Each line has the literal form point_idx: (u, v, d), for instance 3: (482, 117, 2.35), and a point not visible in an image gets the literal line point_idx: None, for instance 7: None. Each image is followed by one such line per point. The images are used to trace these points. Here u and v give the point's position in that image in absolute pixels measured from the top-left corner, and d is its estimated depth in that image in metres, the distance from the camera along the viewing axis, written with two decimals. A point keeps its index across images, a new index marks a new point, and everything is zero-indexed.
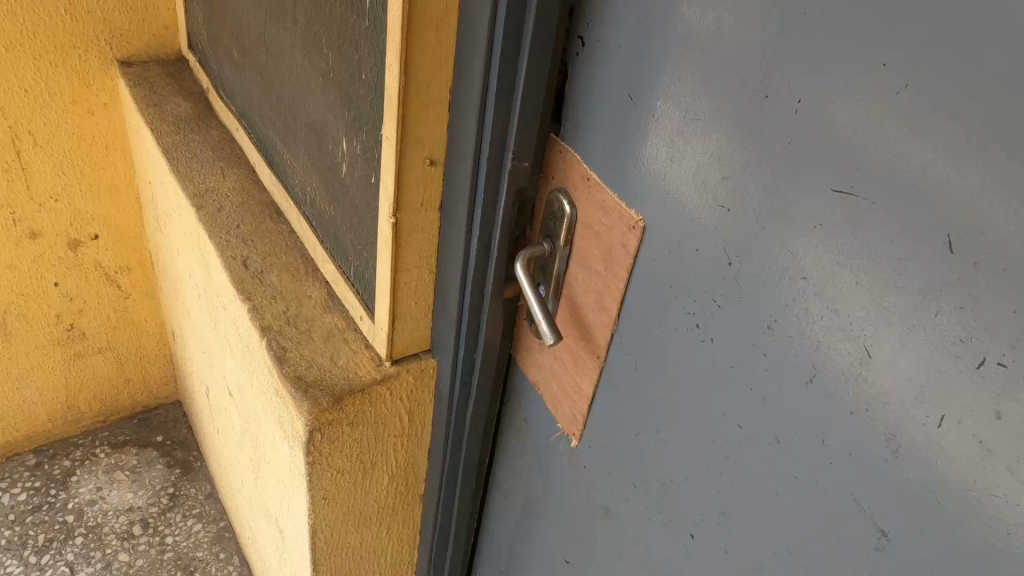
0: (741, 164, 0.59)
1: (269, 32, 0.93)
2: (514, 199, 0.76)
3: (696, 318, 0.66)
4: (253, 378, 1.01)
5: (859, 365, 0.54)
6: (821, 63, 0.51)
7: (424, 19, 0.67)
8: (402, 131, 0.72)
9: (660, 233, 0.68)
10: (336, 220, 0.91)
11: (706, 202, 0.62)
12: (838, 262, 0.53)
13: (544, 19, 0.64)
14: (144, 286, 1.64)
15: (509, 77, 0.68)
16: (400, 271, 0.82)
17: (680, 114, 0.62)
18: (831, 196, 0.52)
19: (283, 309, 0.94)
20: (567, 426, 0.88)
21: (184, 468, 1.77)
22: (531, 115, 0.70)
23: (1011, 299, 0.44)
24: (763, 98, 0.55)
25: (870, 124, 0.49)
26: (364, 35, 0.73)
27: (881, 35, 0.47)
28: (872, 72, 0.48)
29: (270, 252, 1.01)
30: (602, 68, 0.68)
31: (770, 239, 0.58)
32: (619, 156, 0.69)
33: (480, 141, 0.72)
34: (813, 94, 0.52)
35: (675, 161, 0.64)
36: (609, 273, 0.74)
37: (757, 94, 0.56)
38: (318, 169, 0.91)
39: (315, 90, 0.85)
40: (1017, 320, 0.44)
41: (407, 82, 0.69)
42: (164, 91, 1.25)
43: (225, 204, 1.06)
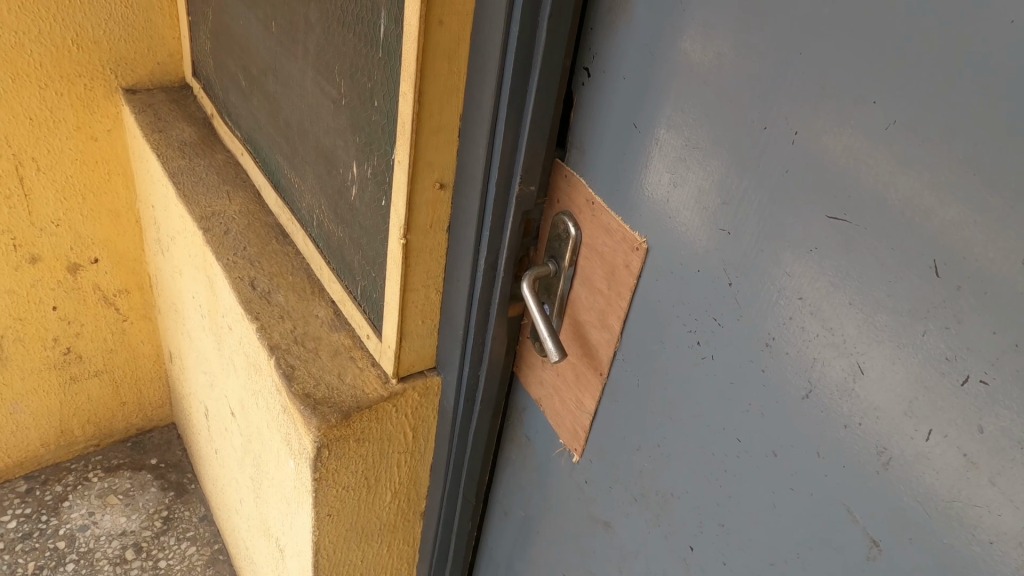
0: (740, 189, 0.62)
1: (280, 61, 0.96)
2: (520, 222, 0.79)
3: (696, 335, 0.70)
4: (259, 396, 1.03)
5: (852, 381, 0.57)
6: (816, 95, 0.55)
7: (439, 50, 0.70)
8: (414, 156, 0.75)
9: (662, 254, 0.71)
10: (343, 241, 0.94)
11: (707, 224, 0.66)
12: (832, 282, 0.57)
13: (552, 52, 0.68)
14: (141, 308, 1.65)
15: (518, 106, 0.71)
16: (408, 291, 0.84)
17: (682, 142, 0.66)
18: (825, 221, 0.56)
19: (291, 328, 0.96)
20: (569, 442, 0.90)
21: (179, 490, 1.78)
22: (537, 142, 0.73)
23: (992, 321, 0.47)
24: (761, 130, 0.59)
25: (862, 153, 0.53)
26: (377, 65, 0.76)
27: (871, 75, 0.51)
28: (863, 108, 0.52)
29: (277, 273, 1.03)
30: (606, 99, 0.72)
31: (768, 260, 0.61)
32: (622, 181, 0.73)
33: (489, 167, 0.75)
34: (809, 125, 0.56)
35: (676, 185, 0.68)
36: (612, 292, 0.77)
37: (755, 125, 0.60)
38: (326, 191, 0.94)
39: (325, 117, 0.88)
40: (996, 341, 0.47)
41: (420, 111, 0.72)
42: (169, 117, 1.28)
43: (232, 227, 1.09)
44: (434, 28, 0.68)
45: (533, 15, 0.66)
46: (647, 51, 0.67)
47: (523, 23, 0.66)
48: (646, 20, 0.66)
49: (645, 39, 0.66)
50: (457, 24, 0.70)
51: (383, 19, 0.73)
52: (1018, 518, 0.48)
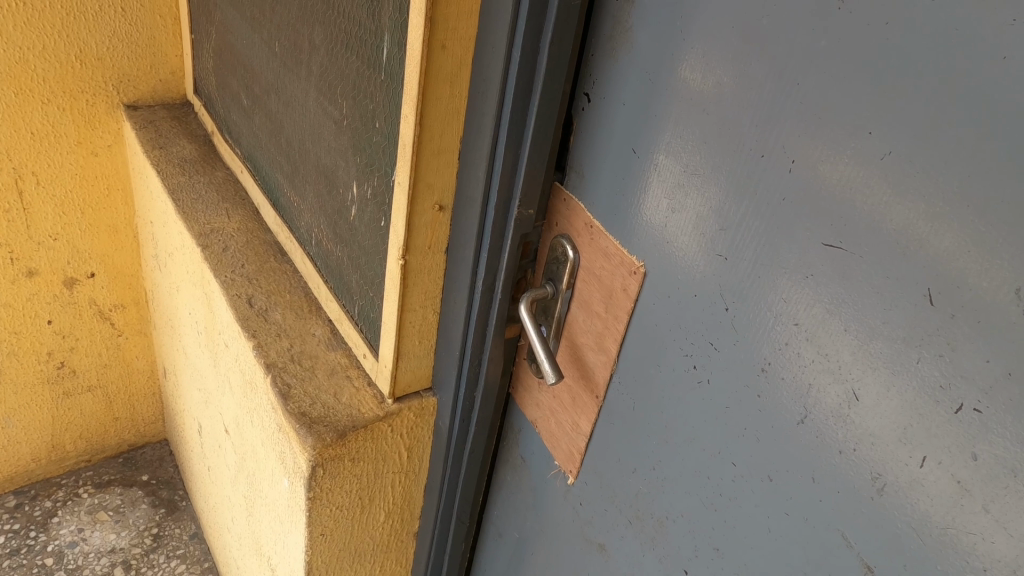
0: (738, 215, 0.63)
1: (282, 81, 0.97)
2: (518, 244, 0.80)
3: (692, 359, 0.70)
4: (254, 414, 1.02)
5: (847, 407, 0.57)
6: (814, 125, 0.56)
7: (440, 74, 0.71)
8: (415, 178, 0.75)
9: (659, 278, 0.72)
10: (341, 260, 0.94)
11: (704, 249, 0.67)
12: (828, 309, 0.57)
13: (554, 78, 0.69)
14: (137, 323, 1.65)
15: (518, 129, 0.72)
16: (406, 311, 0.84)
17: (681, 167, 0.67)
18: (822, 249, 0.57)
19: (287, 346, 0.96)
20: (564, 463, 0.90)
21: (170, 507, 1.76)
22: (537, 165, 0.74)
23: (985, 350, 0.48)
24: (759, 158, 0.60)
25: (858, 182, 0.53)
26: (378, 87, 0.77)
27: (868, 106, 0.52)
28: (859, 138, 0.53)
29: (274, 291, 1.03)
30: (605, 124, 0.73)
31: (765, 286, 0.62)
32: (620, 205, 0.74)
33: (489, 189, 0.76)
34: (806, 154, 0.57)
35: (674, 210, 0.69)
36: (609, 315, 0.78)
37: (753, 153, 0.60)
38: (325, 210, 0.95)
39: (326, 138, 0.89)
40: (990, 369, 0.47)
41: (422, 133, 0.73)
42: (170, 134, 1.28)
43: (230, 244, 1.09)
44: (436, 52, 0.69)
45: (535, 40, 0.67)
46: (647, 78, 0.68)
47: (525, 48, 0.67)
48: (647, 47, 0.67)
49: (646, 66, 0.67)
50: (459, 49, 0.70)
51: (386, 43, 0.74)
52: (1012, 545, 0.48)
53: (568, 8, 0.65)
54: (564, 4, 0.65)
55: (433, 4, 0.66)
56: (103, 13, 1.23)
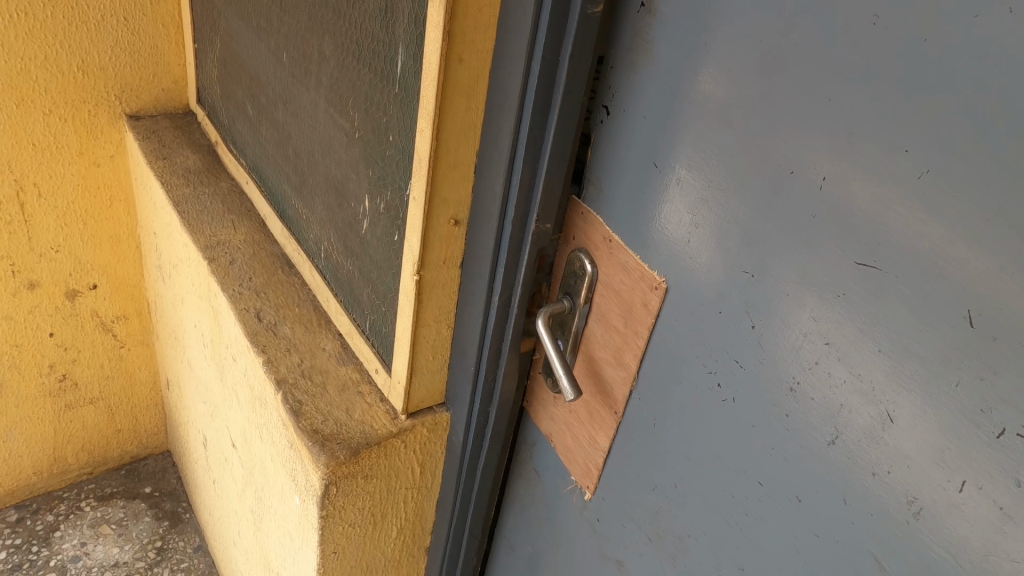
0: (764, 231, 0.62)
1: (290, 92, 0.95)
2: (535, 258, 0.78)
3: (716, 377, 0.69)
4: (264, 430, 1.01)
5: (881, 428, 0.56)
6: (846, 141, 0.54)
7: (458, 87, 0.69)
8: (430, 192, 0.74)
9: (681, 293, 0.70)
10: (352, 274, 0.93)
11: (728, 264, 0.65)
12: (861, 329, 0.56)
13: (573, 90, 0.68)
14: (139, 334, 1.63)
15: (536, 143, 0.71)
16: (420, 326, 0.83)
17: (703, 180, 0.66)
18: (854, 268, 0.56)
19: (298, 361, 0.95)
20: (580, 479, 0.89)
21: (173, 519, 1.75)
22: (555, 178, 0.73)
23: None
24: (788, 174, 0.59)
25: (892, 201, 0.52)
26: (392, 100, 0.75)
27: (904, 123, 0.50)
28: (894, 155, 0.51)
29: (282, 304, 1.02)
30: (625, 137, 0.72)
31: (793, 304, 0.61)
32: (640, 220, 0.73)
33: (506, 203, 0.74)
34: (837, 171, 0.55)
35: (696, 224, 0.68)
36: (629, 330, 0.77)
37: (781, 169, 0.59)
38: (334, 223, 0.93)
39: (337, 150, 0.88)
40: None
41: (438, 146, 0.71)
42: (173, 144, 1.26)
43: (237, 256, 1.07)
44: (454, 65, 0.68)
45: (554, 53, 0.66)
46: (669, 91, 0.66)
47: (545, 61, 0.66)
48: (669, 59, 0.66)
49: (667, 78, 0.66)
50: (477, 62, 0.69)
51: (401, 55, 0.72)
52: None
53: (590, 20, 0.64)
54: (585, 15, 0.64)
55: (451, 17, 0.65)
56: (106, 22, 1.22)
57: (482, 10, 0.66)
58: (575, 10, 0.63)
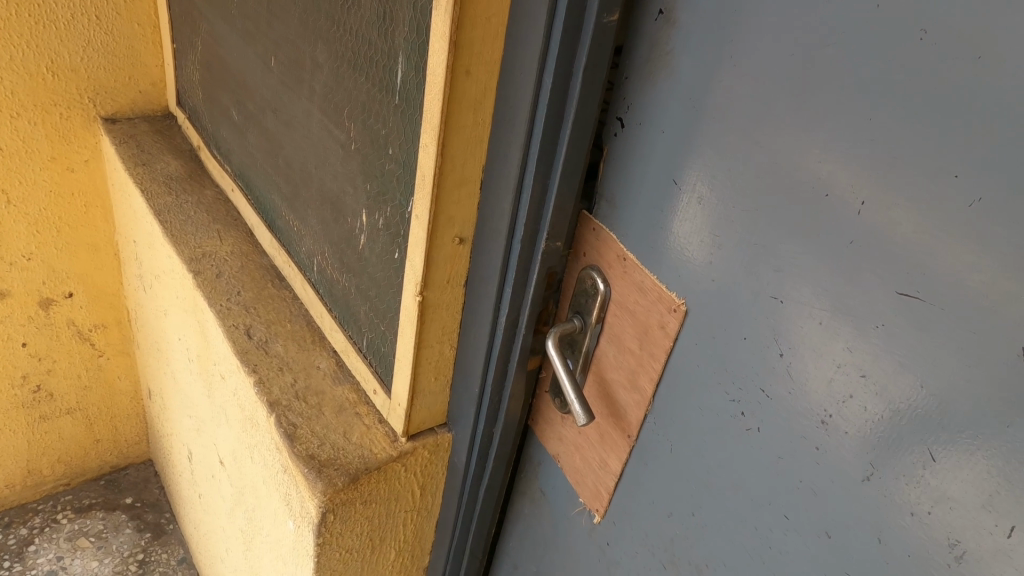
0: (797, 255, 0.58)
1: (281, 99, 0.90)
2: (544, 277, 0.74)
3: (739, 405, 0.66)
4: (255, 451, 0.96)
5: (921, 468, 0.53)
6: (887, 164, 0.51)
7: (463, 101, 0.63)
8: (434, 212, 0.68)
9: (702, 317, 0.67)
10: (348, 290, 0.89)
11: (753, 287, 0.62)
12: (901, 363, 0.53)
13: (587, 102, 0.61)
14: (119, 343, 1.57)
15: (547, 158, 0.65)
16: (423, 347, 0.79)
17: (729, 200, 0.62)
18: (894, 298, 0.53)
19: (291, 382, 0.90)
20: (590, 502, 0.86)
21: (156, 531, 1.70)
22: (566, 196, 0.68)
23: None
24: (824, 197, 0.55)
25: (939, 230, 0.49)
26: (392, 112, 0.70)
27: (955, 148, 0.47)
28: (942, 181, 0.48)
29: (274, 320, 0.97)
30: (642, 152, 0.69)
31: (827, 333, 0.58)
32: (656, 239, 0.70)
33: (515, 222, 0.69)
34: (877, 196, 0.52)
35: (718, 244, 0.64)
36: (644, 352, 0.74)
37: (817, 192, 0.56)
38: (329, 237, 0.89)
39: (333, 162, 0.83)
40: None
41: (443, 164, 0.65)
42: (153, 149, 1.20)
43: (225, 269, 1.02)
44: (460, 78, 0.61)
45: (567, 66, 0.60)
46: (691, 105, 0.63)
47: (558, 75, 0.59)
48: (691, 73, 0.62)
49: (688, 93, 0.63)
50: (484, 73, 0.62)
51: (402, 64, 0.66)
52: None
53: (606, 30, 0.58)
54: (601, 25, 0.57)
55: (458, 27, 0.58)
56: (77, 22, 1.15)
57: (490, 19, 0.60)
58: (590, 20, 0.57)
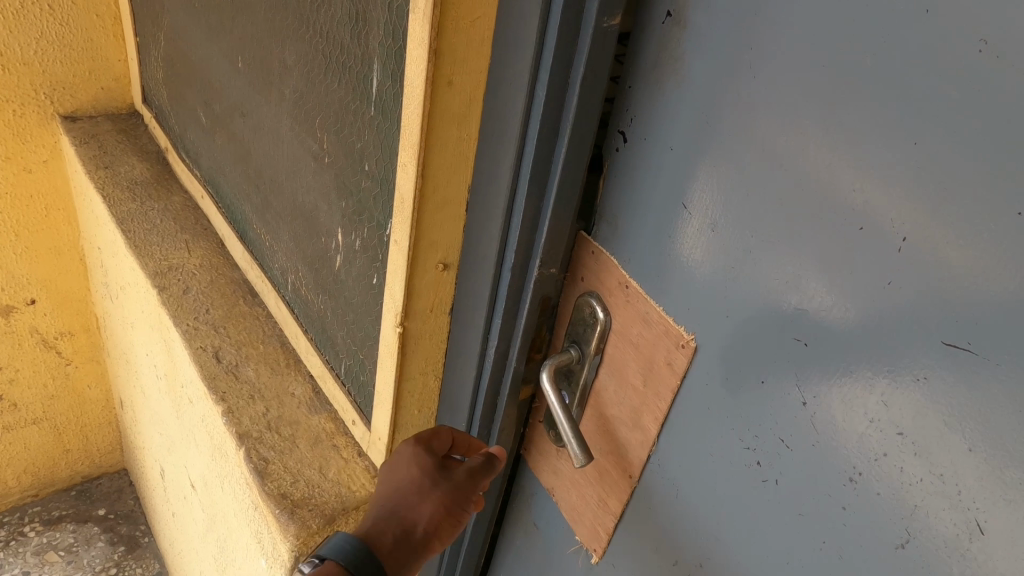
0: (826, 295, 0.50)
1: (249, 103, 0.82)
2: (538, 305, 0.66)
3: (756, 453, 0.59)
4: (226, 482, 0.89)
5: (969, 540, 0.45)
6: (934, 194, 0.42)
7: (445, 116, 0.55)
8: (415, 237, 0.61)
9: (711, 356, 0.60)
10: (324, 312, 0.81)
11: (778, 326, 0.54)
12: (944, 422, 0.45)
13: (585, 116, 0.54)
14: (88, 351, 1.50)
15: (541, 179, 0.57)
16: (404, 380, 0.72)
17: (747, 225, 0.54)
18: (939, 349, 0.44)
19: (263, 411, 0.83)
20: (587, 541, 0.79)
21: (130, 544, 1.64)
22: (562, 221, 0.60)
23: None
24: (857, 231, 0.47)
25: (998, 271, 0.40)
26: (368, 125, 0.62)
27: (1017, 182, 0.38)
28: (1004, 217, 0.39)
29: (244, 341, 0.90)
30: (649, 169, 0.61)
31: (858, 384, 0.50)
32: (665, 267, 0.62)
33: (504, 248, 0.61)
34: (921, 229, 0.43)
35: (733, 271, 0.57)
36: (649, 390, 0.67)
37: (849, 224, 0.47)
38: (303, 254, 0.81)
39: (305, 175, 0.75)
40: None
41: (424, 185, 0.58)
42: (116, 150, 1.12)
43: (192, 284, 0.94)
44: (441, 90, 0.53)
45: (562, 77, 0.52)
46: (703, 116, 0.55)
47: (553, 87, 0.52)
48: (701, 78, 0.54)
49: (698, 100, 0.55)
50: (470, 84, 0.55)
51: (377, 73, 0.58)
52: None
53: (607, 36, 0.50)
54: (600, 30, 0.49)
55: (438, 33, 0.50)
56: (29, 11, 1.05)
57: (474, 23, 0.52)
58: (588, 26, 0.49)
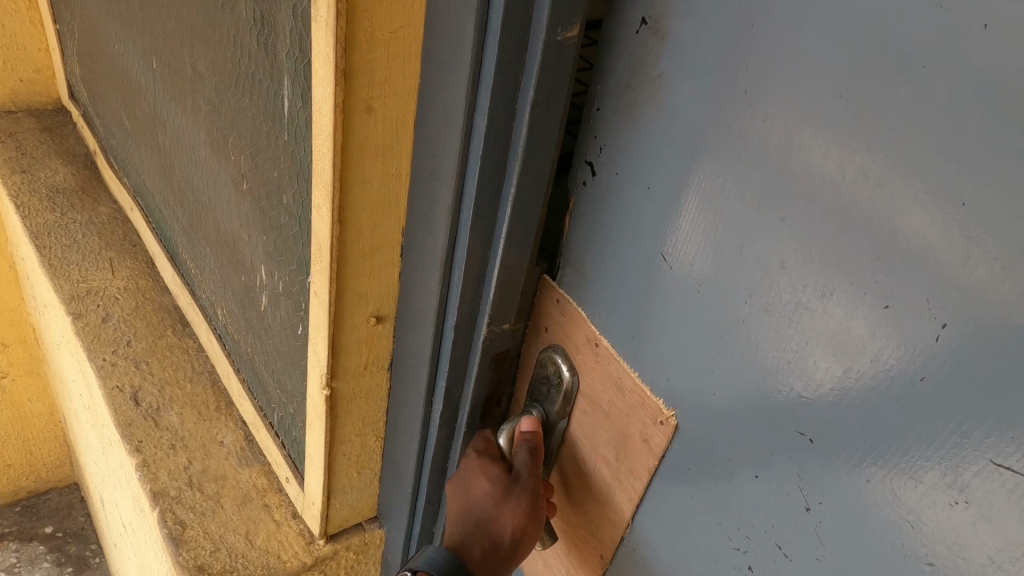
0: (838, 380, 0.36)
1: (165, 110, 0.71)
2: (489, 364, 0.56)
3: (746, 560, 0.46)
4: (147, 538, 0.79)
5: None
6: (994, 264, 0.28)
7: (365, 147, 0.44)
8: (337, 289, 0.50)
9: (696, 440, 0.47)
10: (253, 353, 0.70)
11: (775, 409, 0.40)
12: (994, 563, 0.31)
13: (538, 151, 0.43)
14: (27, 364, 1.38)
15: (487, 223, 0.46)
16: (337, 444, 0.61)
17: (738, 268, 0.40)
18: (990, 470, 0.30)
19: (184, 464, 0.72)
20: None
21: (78, 565, 1.55)
22: (515, 270, 0.49)
23: None
24: (881, 306, 0.33)
25: None
26: (283, 150, 0.51)
27: None
28: None
29: (169, 380, 0.79)
30: (618, 203, 0.48)
31: (872, 498, 0.36)
32: (637, 324, 0.49)
33: (445, 302, 0.51)
34: (972, 306, 0.29)
35: (721, 328, 0.42)
36: (623, 466, 0.54)
37: (870, 293, 0.33)
38: (229, 286, 0.70)
39: (224, 199, 0.64)
40: None
41: (343, 231, 0.47)
42: (37, 153, 1.00)
43: (112, 311, 0.83)
44: (357, 117, 0.42)
45: (509, 102, 0.41)
46: (687, 135, 0.41)
47: (496, 115, 0.41)
48: (688, 81, 0.40)
49: (681, 108, 0.41)
50: (396, 109, 0.44)
51: (288, 88, 0.47)
52: None
53: (565, 53, 0.40)
54: (554, 44, 0.39)
55: (348, 47, 0.39)
56: None
57: (396, 34, 0.41)
58: (540, 38, 0.39)
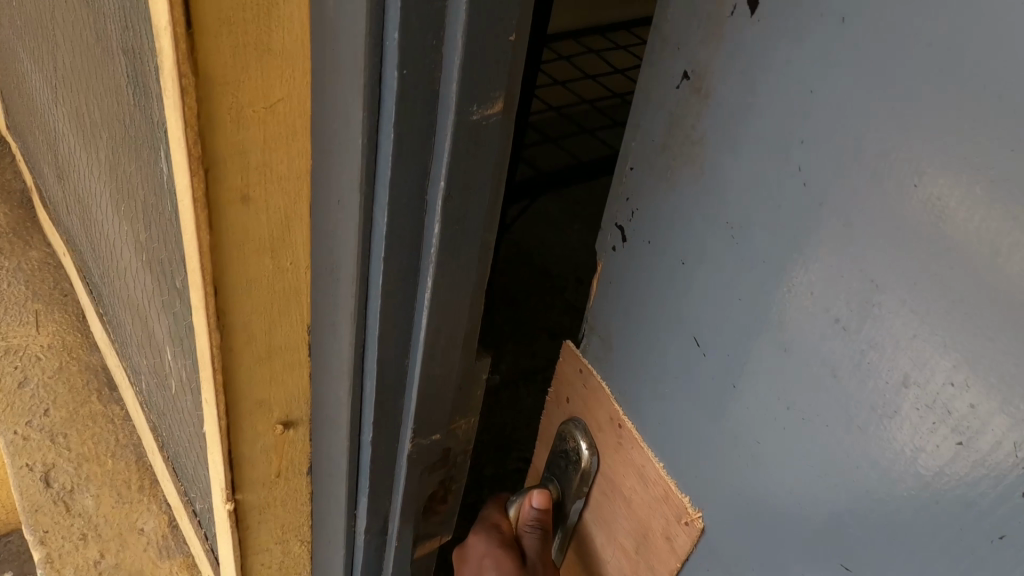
0: (893, 502, 0.31)
1: (77, 159, 0.62)
2: (422, 475, 0.47)
3: None
4: None
5: None
6: None
7: (245, 239, 0.36)
8: (227, 397, 0.41)
9: (731, 522, 0.40)
10: (171, 434, 0.62)
11: (819, 515, 0.34)
12: None
13: (457, 253, 0.35)
14: None
15: (401, 329, 0.38)
16: (248, 553, 0.52)
17: (784, 353, 0.34)
18: None
19: (95, 556, 0.65)
20: None
21: None
22: (440, 380, 0.41)
23: None
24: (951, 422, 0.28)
25: None
26: (167, 231, 0.42)
27: None
28: None
29: (89, 457, 0.71)
30: (643, 272, 0.42)
31: None
32: (659, 407, 0.43)
33: (362, 417, 0.42)
34: None
35: (788, 409, 0.35)
36: (643, 558, 0.48)
37: (941, 407, 0.28)
38: (145, 362, 0.62)
39: (129, 264, 0.56)
40: None
41: (226, 335, 0.38)
42: None
43: (32, 374, 0.76)
44: (228, 206, 0.34)
45: (415, 199, 0.33)
46: (725, 204, 0.35)
47: (403, 218, 0.33)
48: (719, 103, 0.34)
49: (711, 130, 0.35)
50: (281, 192, 0.35)
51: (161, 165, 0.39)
52: None
53: (485, 131, 0.31)
54: (468, 122, 0.31)
55: (203, 127, 0.31)
56: None
57: (272, 105, 0.32)
58: (446, 119, 0.30)
